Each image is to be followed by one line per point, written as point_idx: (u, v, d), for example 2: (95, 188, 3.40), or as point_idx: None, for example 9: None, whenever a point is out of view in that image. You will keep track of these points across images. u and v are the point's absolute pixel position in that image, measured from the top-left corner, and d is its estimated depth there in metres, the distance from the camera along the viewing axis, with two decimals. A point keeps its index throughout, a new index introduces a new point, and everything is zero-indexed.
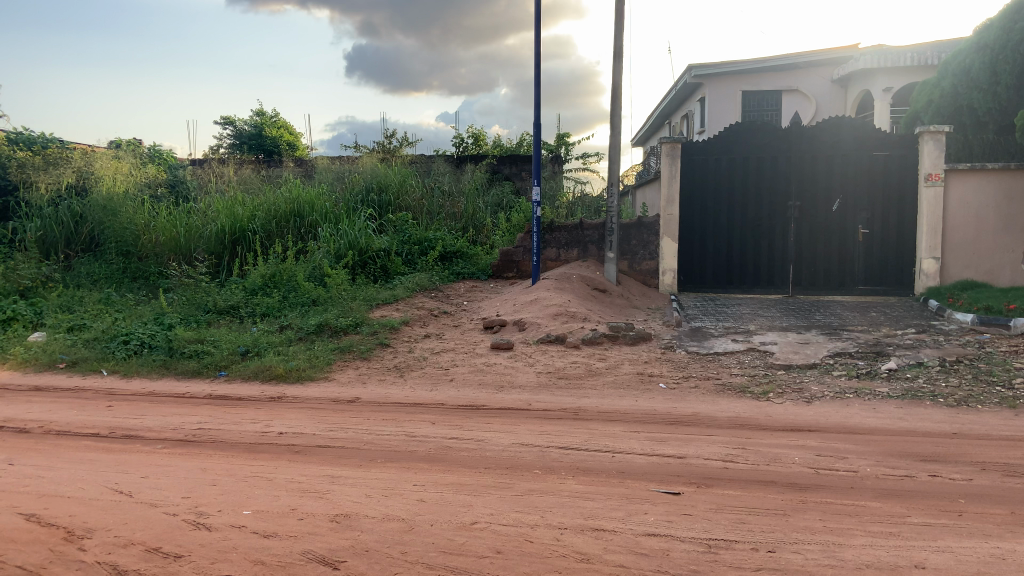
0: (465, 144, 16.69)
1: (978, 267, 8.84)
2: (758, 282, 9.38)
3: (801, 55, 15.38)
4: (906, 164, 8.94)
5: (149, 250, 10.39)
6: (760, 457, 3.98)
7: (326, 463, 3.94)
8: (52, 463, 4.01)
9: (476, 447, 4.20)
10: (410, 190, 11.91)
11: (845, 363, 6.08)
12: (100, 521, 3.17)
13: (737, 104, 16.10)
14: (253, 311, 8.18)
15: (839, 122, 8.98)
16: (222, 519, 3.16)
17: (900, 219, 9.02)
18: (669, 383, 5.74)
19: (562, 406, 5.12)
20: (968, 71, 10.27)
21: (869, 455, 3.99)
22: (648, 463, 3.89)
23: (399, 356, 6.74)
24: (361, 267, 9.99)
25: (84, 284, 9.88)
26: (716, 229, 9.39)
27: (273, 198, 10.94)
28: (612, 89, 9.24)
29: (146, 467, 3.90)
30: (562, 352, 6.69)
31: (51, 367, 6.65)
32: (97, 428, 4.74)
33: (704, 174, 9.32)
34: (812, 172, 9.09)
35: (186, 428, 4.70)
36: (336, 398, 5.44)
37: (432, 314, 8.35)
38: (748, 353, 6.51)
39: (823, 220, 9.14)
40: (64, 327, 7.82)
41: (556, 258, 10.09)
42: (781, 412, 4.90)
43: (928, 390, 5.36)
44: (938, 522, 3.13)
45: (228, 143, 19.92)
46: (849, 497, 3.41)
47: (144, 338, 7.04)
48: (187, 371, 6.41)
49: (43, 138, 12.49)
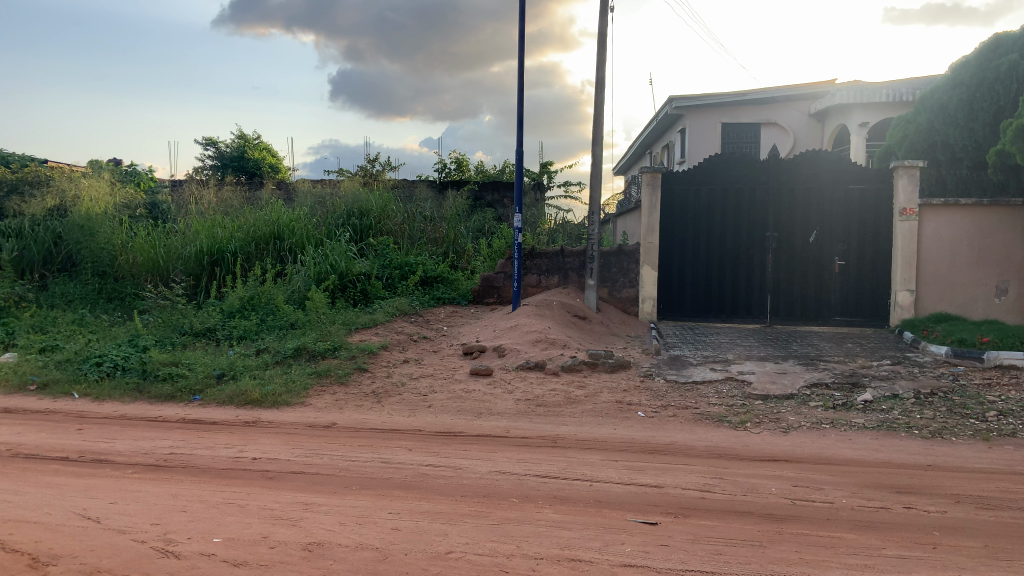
0: (448, 170, 16.75)
1: (952, 300, 8.97)
2: (736, 311, 9.45)
3: (780, 89, 15.70)
4: (881, 198, 9.11)
5: (126, 270, 10.29)
6: (737, 487, 3.98)
7: (300, 491, 3.87)
8: (18, 488, 3.91)
9: (453, 474, 4.16)
10: (392, 215, 11.95)
11: (821, 394, 6.11)
12: (66, 548, 3.09)
13: (717, 135, 16.35)
14: (229, 334, 8.09)
15: (818, 156, 9.13)
16: (190, 547, 3.09)
17: (875, 251, 9.16)
18: (647, 412, 5.74)
19: (541, 434, 5.09)
20: (944, 108, 10.51)
21: (845, 487, 4.01)
22: (625, 493, 3.87)
23: (377, 381, 6.68)
24: (341, 291, 9.94)
25: (58, 304, 9.74)
26: (695, 258, 9.48)
27: (253, 220, 10.87)
28: (594, 119, 9.34)
29: (115, 493, 3.81)
30: (541, 379, 6.68)
31: (21, 389, 6.52)
32: (66, 452, 4.64)
33: (684, 204, 9.42)
34: (789, 205, 9.24)
35: (157, 453, 4.60)
36: (313, 424, 5.38)
37: (411, 338, 8.31)
38: (726, 383, 6.53)
39: (801, 251, 9.26)
40: (36, 348, 7.67)
41: (536, 284, 10.08)
42: (758, 442, 4.90)
43: (903, 422, 5.40)
44: (913, 555, 3.13)
45: (210, 164, 19.88)
46: (824, 528, 3.41)
47: (118, 360, 6.92)
48: (161, 396, 6.29)
49: (21, 157, 12.37)
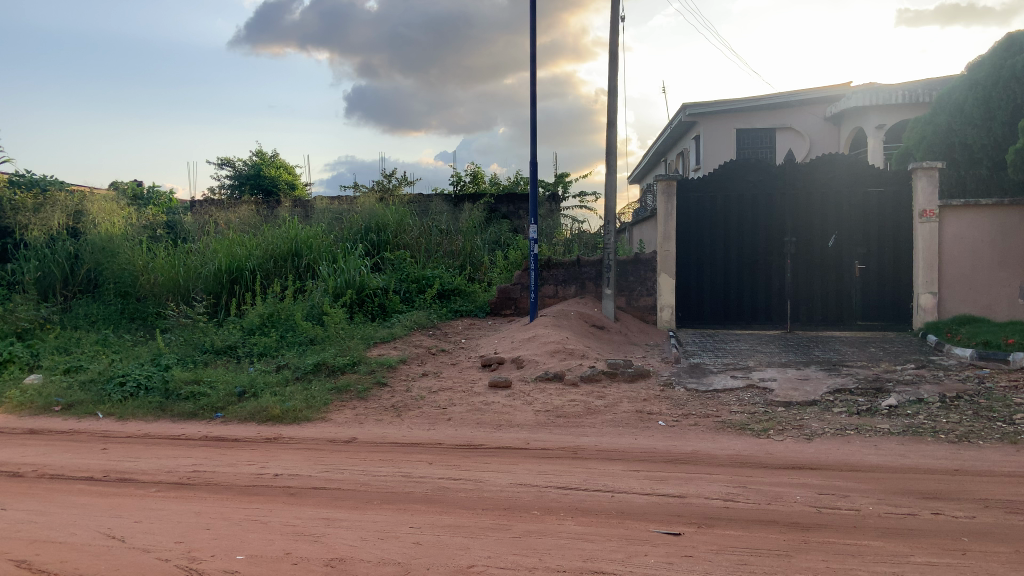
0: (463, 183, 16.81)
1: (976, 302, 8.84)
2: (756, 317, 9.37)
3: (794, 94, 15.57)
4: (900, 200, 9.02)
5: (147, 290, 10.43)
6: (761, 496, 3.93)
7: (322, 506, 3.88)
8: (44, 508, 3.95)
9: (474, 488, 4.15)
10: (408, 229, 11.99)
11: (845, 400, 6.04)
12: (92, 567, 3.12)
13: (732, 141, 16.30)
14: (250, 352, 8.14)
15: (834, 159, 9.09)
16: (214, 564, 3.11)
17: (896, 253, 9.07)
18: (667, 421, 5.69)
19: (562, 445, 5.08)
20: (960, 108, 10.43)
21: (871, 494, 3.95)
22: (648, 503, 3.84)
23: (396, 396, 6.68)
24: (359, 306, 10.00)
25: (81, 326, 9.88)
26: (713, 265, 9.42)
27: (271, 238, 10.93)
28: (606, 128, 9.35)
29: (140, 512, 3.84)
30: (560, 390, 6.65)
31: (45, 411, 6.61)
32: (91, 471, 4.69)
33: (700, 211, 9.37)
34: (808, 210, 9.17)
35: (180, 471, 4.64)
36: (333, 439, 5.39)
37: (429, 351, 8.34)
38: (748, 391, 6.45)
39: (820, 255, 9.18)
40: (60, 369, 7.78)
41: (553, 295, 10.09)
42: (781, 450, 4.84)
43: (929, 426, 5.31)
44: (942, 562, 3.08)
45: (227, 183, 20.13)
46: (851, 536, 3.36)
47: (140, 379, 6.98)
48: (183, 414, 6.36)
49: (44, 180, 12.56)
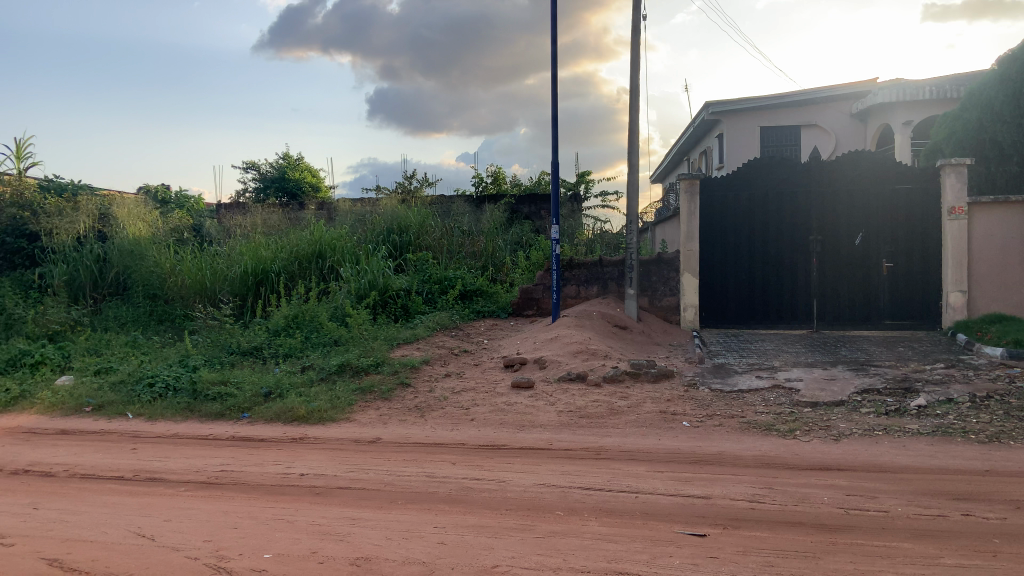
0: (484, 185, 16.84)
1: (1006, 300, 8.68)
2: (782, 316, 9.28)
3: (818, 90, 15.40)
4: (928, 197, 8.88)
5: (175, 293, 10.61)
6: (788, 497, 3.89)
7: (348, 506, 3.91)
8: (76, 507, 4.03)
9: (498, 488, 4.16)
10: (430, 230, 12.04)
11: (873, 400, 5.95)
12: (122, 566, 3.17)
13: (755, 139, 16.15)
14: (276, 353, 8.23)
15: (859, 156, 8.99)
16: (242, 563, 3.15)
17: (924, 251, 8.93)
18: (692, 422, 5.66)
19: (585, 445, 5.07)
20: (990, 103, 10.24)
21: (899, 495, 3.89)
22: (672, 504, 3.83)
23: (419, 397, 6.71)
24: (382, 307, 10.07)
25: (111, 327, 10.05)
26: (737, 264, 9.35)
27: (296, 240, 11.04)
28: (628, 127, 9.31)
29: (169, 511, 3.90)
30: (583, 391, 6.64)
31: (77, 411, 6.74)
32: (122, 471, 4.78)
33: (724, 210, 9.30)
34: (833, 208, 9.06)
35: (208, 471, 4.71)
36: (358, 439, 5.44)
37: (452, 352, 8.37)
38: (773, 391, 6.39)
39: (846, 254, 9.08)
40: (91, 370, 7.93)
41: (576, 295, 10.07)
42: (808, 451, 4.79)
43: (959, 427, 5.23)
44: (973, 564, 3.03)
45: (252, 186, 20.36)
46: (879, 538, 3.32)
47: (168, 380, 7.09)
48: (211, 414, 6.45)
49: (73, 185, 12.79)
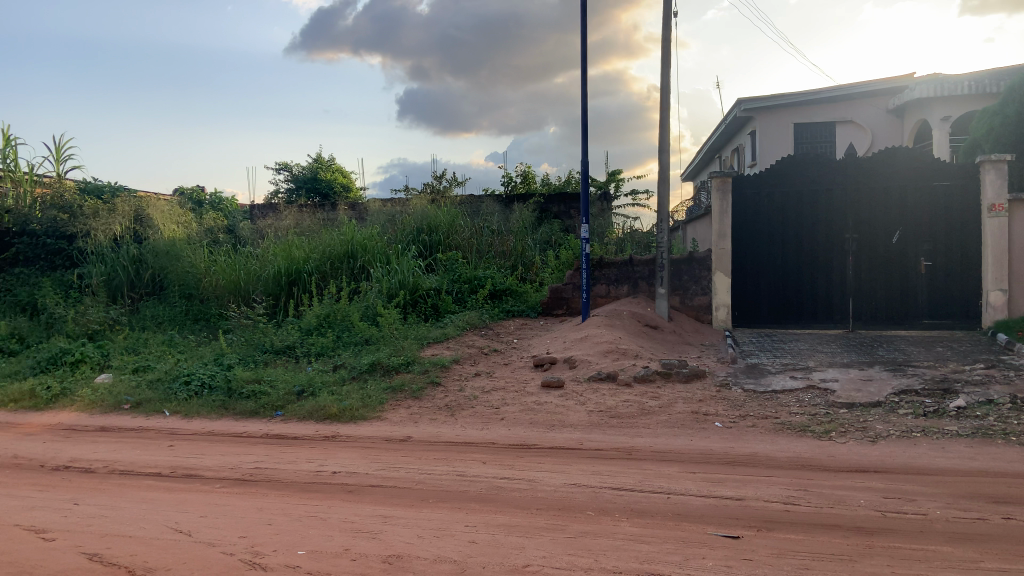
0: (513, 184, 16.83)
1: None
2: (816, 316, 9.14)
3: (854, 85, 15.12)
4: (968, 194, 8.68)
5: (210, 293, 10.78)
6: (823, 499, 3.83)
7: (380, 504, 3.94)
8: (115, 503, 4.11)
9: (528, 488, 4.16)
10: (460, 230, 12.07)
11: (911, 401, 5.83)
12: (160, 561, 3.23)
13: (788, 136, 15.92)
14: (308, 351, 8.31)
15: (896, 153, 8.82)
16: (276, 559, 3.18)
17: (964, 249, 8.73)
18: (724, 422, 5.60)
19: (615, 445, 5.05)
20: None
21: (938, 498, 3.81)
22: (704, 505, 3.79)
23: (450, 395, 6.74)
24: (412, 306, 10.13)
25: (149, 326, 10.24)
26: (770, 263, 9.22)
27: (328, 240, 11.14)
28: (659, 125, 9.24)
29: (204, 507, 3.96)
30: (614, 390, 6.60)
31: (116, 408, 6.87)
32: (159, 467, 4.87)
33: (757, 209, 9.19)
34: (869, 206, 8.90)
35: (243, 468, 4.78)
36: (389, 437, 5.47)
37: (481, 351, 8.39)
38: (808, 392, 6.29)
39: (883, 252, 8.91)
40: (129, 369, 8.08)
41: (606, 294, 10.04)
42: (843, 453, 4.71)
43: (1000, 428, 5.10)
44: (1015, 568, 2.95)
45: (285, 187, 20.61)
46: (917, 541, 3.25)
47: (204, 378, 7.20)
48: (245, 412, 6.54)
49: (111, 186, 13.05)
